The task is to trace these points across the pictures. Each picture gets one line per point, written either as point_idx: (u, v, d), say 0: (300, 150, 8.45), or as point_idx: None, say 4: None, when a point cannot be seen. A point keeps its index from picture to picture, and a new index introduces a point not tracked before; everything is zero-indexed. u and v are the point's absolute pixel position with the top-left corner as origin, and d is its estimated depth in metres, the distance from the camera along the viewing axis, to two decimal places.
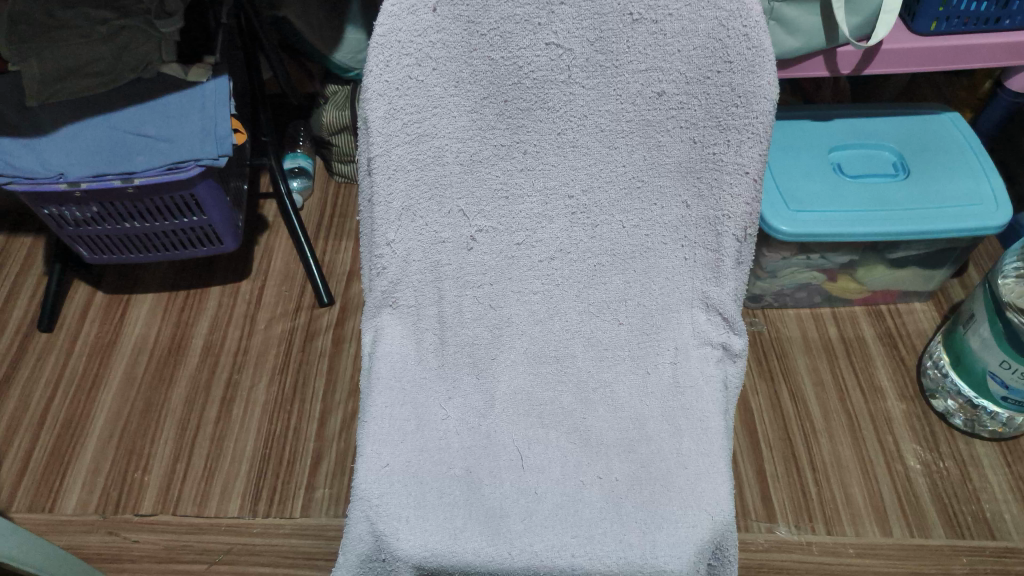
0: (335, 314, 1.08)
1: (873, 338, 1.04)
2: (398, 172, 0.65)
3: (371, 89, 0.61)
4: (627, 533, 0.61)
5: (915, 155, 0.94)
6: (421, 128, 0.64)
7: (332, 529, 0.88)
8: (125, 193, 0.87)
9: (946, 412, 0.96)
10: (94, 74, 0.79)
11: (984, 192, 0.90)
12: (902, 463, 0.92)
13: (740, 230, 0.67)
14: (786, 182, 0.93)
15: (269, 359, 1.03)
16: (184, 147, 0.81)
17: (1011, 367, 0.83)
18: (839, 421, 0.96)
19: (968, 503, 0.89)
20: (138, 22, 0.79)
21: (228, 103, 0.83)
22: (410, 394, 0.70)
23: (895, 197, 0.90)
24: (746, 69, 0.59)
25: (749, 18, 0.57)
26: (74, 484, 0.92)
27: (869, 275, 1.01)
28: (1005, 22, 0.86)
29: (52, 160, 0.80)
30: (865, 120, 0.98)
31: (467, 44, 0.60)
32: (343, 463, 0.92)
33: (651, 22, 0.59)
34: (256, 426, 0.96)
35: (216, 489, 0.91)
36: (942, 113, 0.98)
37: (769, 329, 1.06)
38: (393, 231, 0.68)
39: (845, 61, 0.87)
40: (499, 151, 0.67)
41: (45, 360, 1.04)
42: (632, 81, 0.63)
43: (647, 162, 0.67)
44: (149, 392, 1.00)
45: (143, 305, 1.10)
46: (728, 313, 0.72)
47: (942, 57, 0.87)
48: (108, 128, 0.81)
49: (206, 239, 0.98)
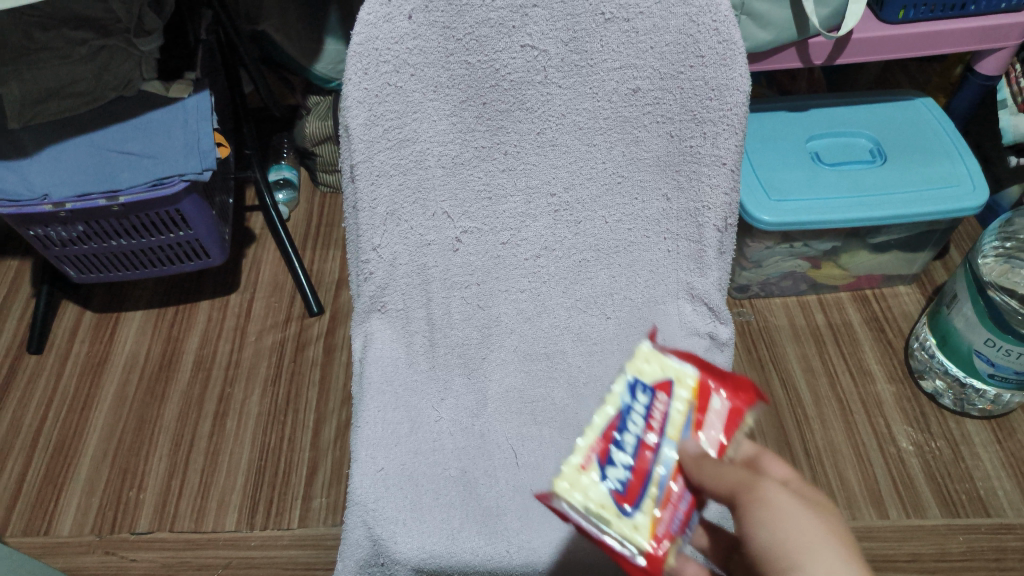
0: (325, 324, 1.08)
1: (860, 323, 1.05)
2: (381, 178, 0.64)
3: (351, 97, 0.59)
4: None
5: (892, 142, 0.95)
6: (402, 134, 0.63)
7: (331, 538, 0.87)
8: (110, 211, 0.87)
9: (935, 392, 0.97)
10: (77, 94, 0.80)
11: (961, 175, 0.91)
12: (894, 444, 0.93)
13: (720, 221, 0.68)
14: (767, 173, 0.93)
15: (260, 371, 1.03)
16: (167, 162, 0.82)
17: (995, 345, 0.83)
18: (830, 407, 0.97)
19: (962, 482, 0.89)
20: (118, 41, 0.79)
21: (210, 118, 0.84)
22: (403, 398, 0.70)
23: (875, 185, 0.91)
24: (718, 62, 0.60)
25: (718, 13, 0.57)
26: (69, 504, 0.92)
27: (853, 261, 1.03)
28: (970, 8, 0.87)
29: (36, 181, 0.80)
30: (842, 110, 1.00)
31: (444, 50, 0.59)
32: (338, 473, 0.92)
33: (623, 22, 0.59)
34: (250, 438, 0.96)
35: (213, 504, 0.91)
36: (915, 99, 1.00)
37: (757, 319, 1.07)
38: (379, 236, 0.67)
39: (817, 52, 0.88)
40: (480, 153, 0.67)
41: (35, 383, 1.04)
42: (607, 79, 0.63)
43: (626, 157, 0.68)
44: (141, 409, 1.00)
45: (133, 323, 1.10)
46: (714, 303, 0.72)
47: (910, 45, 0.89)
48: (91, 147, 0.82)
49: (194, 254, 0.98)
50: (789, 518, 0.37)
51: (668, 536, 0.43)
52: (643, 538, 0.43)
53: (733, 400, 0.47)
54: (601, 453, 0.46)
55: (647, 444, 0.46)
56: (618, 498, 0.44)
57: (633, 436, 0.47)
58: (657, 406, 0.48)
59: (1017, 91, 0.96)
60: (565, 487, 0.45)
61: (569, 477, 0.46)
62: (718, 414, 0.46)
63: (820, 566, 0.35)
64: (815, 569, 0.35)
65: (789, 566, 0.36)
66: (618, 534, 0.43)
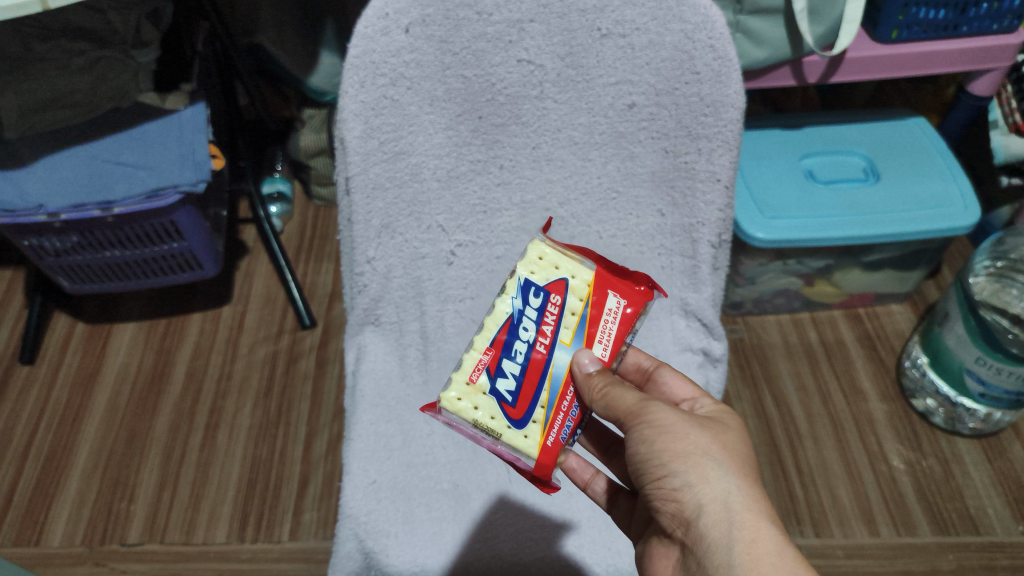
0: (317, 336, 1.08)
1: (852, 340, 1.06)
2: (376, 191, 0.63)
3: (347, 110, 0.58)
4: (616, 540, 0.63)
5: (884, 159, 0.96)
6: (398, 146, 0.63)
7: (321, 552, 0.87)
8: (105, 222, 0.87)
9: (927, 411, 0.97)
10: (70, 107, 0.79)
11: (953, 192, 0.91)
12: (886, 463, 0.93)
13: (714, 237, 0.67)
14: (761, 190, 0.94)
15: (252, 384, 1.03)
16: (162, 173, 0.81)
17: (986, 363, 0.83)
18: (822, 424, 0.97)
19: (953, 500, 0.89)
20: (115, 52, 0.79)
21: (205, 130, 0.84)
22: (395, 412, 0.69)
23: (868, 202, 0.91)
24: (713, 79, 0.59)
25: (715, 29, 0.57)
26: (60, 516, 0.91)
27: (845, 278, 1.02)
28: (963, 28, 0.87)
29: (31, 191, 0.79)
30: (834, 128, 1.01)
31: (440, 63, 0.59)
32: (329, 486, 0.92)
33: (619, 37, 0.59)
34: (242, 450, 0.96)
35: (203, 516, 0.90)
36: (908, 117, 1.01)
37: (749, 336, 1.08)
38: (373, 248, 0.66)
39: (812, 70, 0.89)
40: (475, 167, 0.67)
41: (26, 392, 1.04)
42: (603, 95, 0.63)
43: (620, 172, 0.68)
44: (132, 421, 1.00)
45: (125, 334, 1.10)
46: (707, 318, 0.72)
47: (905, 64, 0.89)
48: (86, 158, 0.81)
49: (188, 265, 0.98)
50: (674, 435, 0.47)
51: (554, 441, 0.52)
52: (531, 442, 0.52)
53: (626, 306, 0.55)
54: (492, 363, 0.54)
55: (535, 350, 0.54)
56: (508, 408, 0.53)
57: (524, 343, 0.54)
58: (546, 310, 0.55)
59: (1009, 112, 0.97)
60: (454, 399, 0.53)
61: (460, 390, 0.53)
62: (607, 323, 0.54)
63: (693, 471, 0.46)
64: (690, 473, 0.46)
65: (668, 469, 0.46)
66: (507, 438, 0.52)
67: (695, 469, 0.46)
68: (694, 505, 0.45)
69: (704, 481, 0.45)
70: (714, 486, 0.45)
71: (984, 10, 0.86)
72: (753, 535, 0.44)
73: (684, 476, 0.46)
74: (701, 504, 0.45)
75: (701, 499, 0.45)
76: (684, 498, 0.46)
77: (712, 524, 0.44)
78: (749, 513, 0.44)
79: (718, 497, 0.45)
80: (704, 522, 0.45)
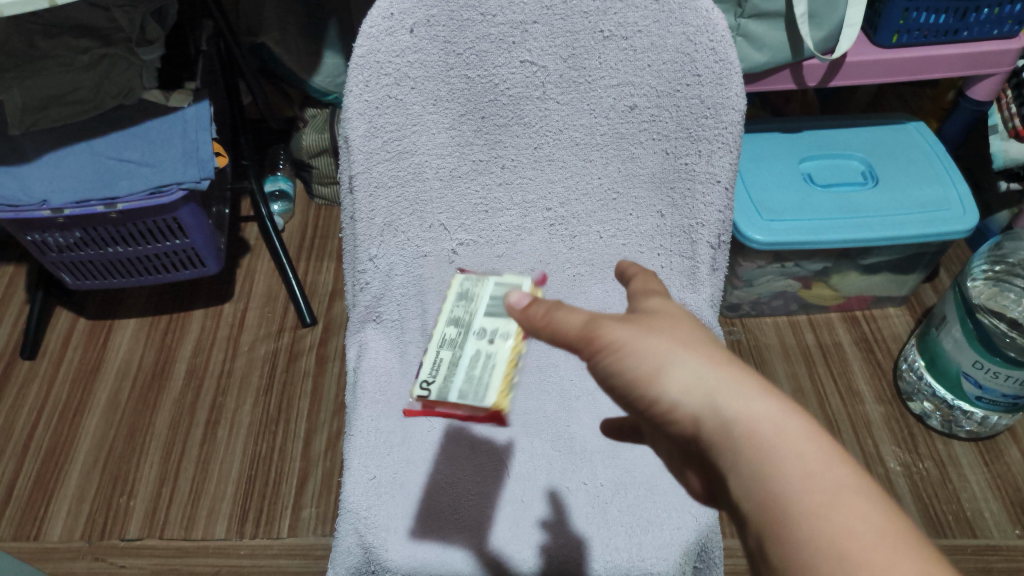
0: (318, 334, 1.08)
1: (850, 343, 1.06)
2: (379, 189, 0.64)
3: (351, 108, 0.59)
4: (614, 536, 0.60)
5: (882, 164, 0.96)
6: (401, 145, 0.63)
7: (320, 548, 0.87)
8: (108, 218, 0.87)
9: (923, 413, 0.98)
10: (75, 103, 0.79)
11: (951, 197, 0.92)
12: (883, 465, 0.94)
13: (713, 237, 0.67)
14: (760, 192, 0.94)
15: (252, 381, 1.03)
16: (167, 171, 0.82)
17: (983, 367, 0.84)
18: (819, 426, 0.98)
19: (948, 502, 0.90)
20: (120, 50, 0.79)
21: (208, 128, 0.84)
22: (395, 410, 0.67)
23: (865, 204, 0.92)
24: (714, 81, 0.60)
25: (715, 33, 0.57)
26: (60, 510, 0.92)
27: (843, 281, 1.03)
28: (963, 34, 0.88)
29: (35, 187, 0.80)
30: (833, 132, 1.01)
31: (444, 64, 0.60)
32: (329, 481, 0.93)
33: (621, 39, 0.59)
34: (241, 447, 0.96)
35: (203, 512, 0.91)
36: (908, 122, 1.01)
37: (747, 338, 1.08)
38: (376, 246, 0.67)
39: (812, 74, 0.89)
40: (478, 166, 0.67)
41: (27, 387, 1.04)
42: (604, 96, 0.63)
43: (621, 173, 0.68)
44: (133, 416, 1.00)
45: (126, 331, 1.10)
46: (709, 320, 0.69)
47: (905, 69, 0.90)
48: (91, 155, 0.82)
49: (189, 262, 0.99)
50: (648, 340, 0.36)
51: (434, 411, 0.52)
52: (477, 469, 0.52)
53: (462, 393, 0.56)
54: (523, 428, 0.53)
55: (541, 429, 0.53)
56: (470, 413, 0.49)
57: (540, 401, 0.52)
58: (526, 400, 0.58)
59: (1008, 117, 0.97)
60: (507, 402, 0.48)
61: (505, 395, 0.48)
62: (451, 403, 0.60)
63: (688, 369, 0.35)
64: (680, 368, 0.35)
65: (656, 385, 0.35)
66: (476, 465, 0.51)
67: (677, 355, 0.35)
68: (703, 407, 0.34)
69: (696, 356, 0.35)
70: (705, 360, 0.35)
71: (984, 16, 0.86)
72: (775, 425, 0.32)
73: (675, 383, 0.34)
74: (713, 408, 0.34)
75: (705, 391, 0.34)
76: (692, 408, 0.34)
77: (754, 445, 0.32)
78: (796, 423, 0.32)
79: (698, 392, 0.34)
80: (721, 431, 0.33)
